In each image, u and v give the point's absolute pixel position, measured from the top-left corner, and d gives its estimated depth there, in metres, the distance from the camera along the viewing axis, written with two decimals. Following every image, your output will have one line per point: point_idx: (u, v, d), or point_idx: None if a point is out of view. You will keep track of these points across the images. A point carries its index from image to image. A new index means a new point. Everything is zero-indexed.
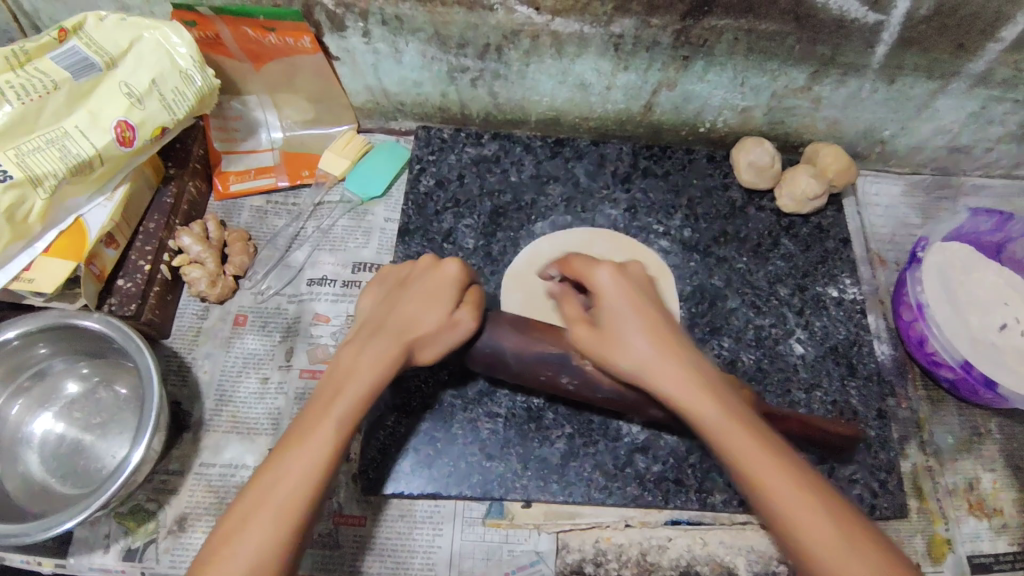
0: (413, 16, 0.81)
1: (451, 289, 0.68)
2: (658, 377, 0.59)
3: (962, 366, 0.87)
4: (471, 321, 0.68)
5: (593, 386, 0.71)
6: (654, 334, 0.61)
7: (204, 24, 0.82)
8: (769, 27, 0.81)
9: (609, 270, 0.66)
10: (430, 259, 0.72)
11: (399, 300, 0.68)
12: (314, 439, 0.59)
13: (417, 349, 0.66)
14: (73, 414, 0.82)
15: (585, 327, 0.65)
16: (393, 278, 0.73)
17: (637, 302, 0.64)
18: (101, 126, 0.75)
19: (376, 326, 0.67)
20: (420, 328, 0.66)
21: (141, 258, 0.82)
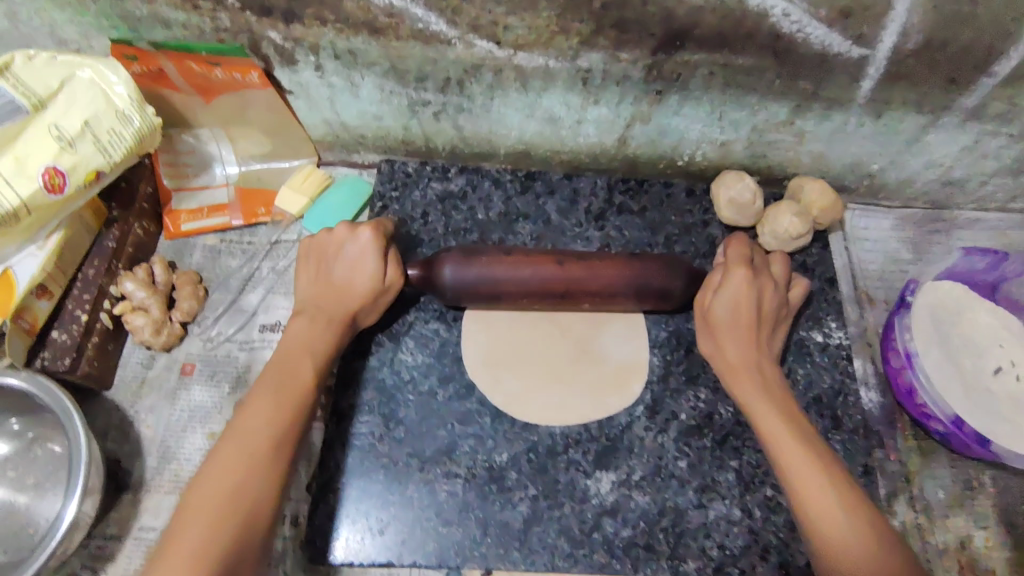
0: (367, 50, 0.76)
1: (377, 249, 0.74)
2: (753, 401, 0.71)
3: (954, 421, 0.82)
4: (396, 276, 0.75)
5: (576, 279, 0.74)
6: (746, 335, 0.73)
7: (146, 59, 0.76)
8: (746, 61, 0.76)
9: (747, 278, 0.74)
10: (345, 225, 0.76)
11: (326, 270, 0.75)
12: (251, 439, 0.60)
13: (357, 316, 0.74)
14: (8, 473, 0.77)
15: (705, 305, 0.77)
16: (314, 252, 0.76)
17: (750, 308, 0.74)
18: (27, 174, 0.70)
19: (315, 304, 0.73)
20: (358, 284, 0.73)
21: (78, 307, 0.78)
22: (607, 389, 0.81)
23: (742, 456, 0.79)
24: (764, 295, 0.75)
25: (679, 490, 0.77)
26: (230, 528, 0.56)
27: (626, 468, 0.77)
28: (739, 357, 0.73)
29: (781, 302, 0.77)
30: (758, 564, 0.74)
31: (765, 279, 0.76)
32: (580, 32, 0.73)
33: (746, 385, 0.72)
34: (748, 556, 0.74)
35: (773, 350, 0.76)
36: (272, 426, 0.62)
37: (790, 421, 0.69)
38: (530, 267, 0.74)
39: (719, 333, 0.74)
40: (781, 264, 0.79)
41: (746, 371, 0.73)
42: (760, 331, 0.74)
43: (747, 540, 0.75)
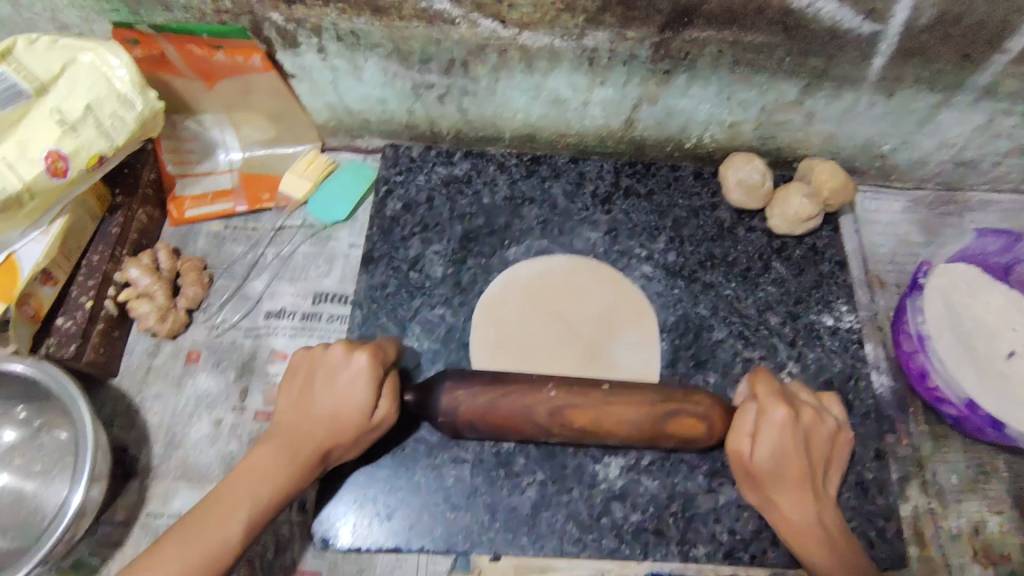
0: (369, 31, 0.75)
1: (371, 378, 0.65)
2: (796, 526, 0.66)
3: (967, 405, 0.81)
4: (388, 415, 0.67)
5: (565, 411, 0.66)
6: (799, 485, 0.66)
7: (147, 42, 0.76)
8: (755, 39, 0.75)
9: (789, 420, 0.66)
10: (341, 346, 0.66)
11: (313, 390, 0.66)
12: (239, 509, 0.61)
13: (332, 453, 0.66)
14: (14, 461, 0.77)
15: (740, 451, 0.67)
16: (304, 368, 0.68)
17: (800, 462, 0.66)
18: (29, 158, 0.70)
19: (291, 429, 0.65)
20: (345, 418, 0.64)
21: (83, 293, 0.77)
22: None
23: None
24: (809, 438, 0.67)
25: (688, 475, 0.76)
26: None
27: (636, 453, 0.76)
28: (773, 465, 0.66)
29: (829, 429, 0.69)
30: (769, 550, 0.73)
31: (810, 417, 0.68)
32: (586, 10, 0.72)
33: (782, 491, 0.66)
34: (759, 541, 0.74)
35: (827, 493, 0.68)
36: (205, 553, 0.59)
37: (812, 497, 0.67)
38: (512, 402, 0.67)
39: (769, 491, 0.67)
40: (829, 425, 0.69)
41: (790, 461, 0.66)
42: (811, 482, 0.67)
43: (758, 525, 0.74)
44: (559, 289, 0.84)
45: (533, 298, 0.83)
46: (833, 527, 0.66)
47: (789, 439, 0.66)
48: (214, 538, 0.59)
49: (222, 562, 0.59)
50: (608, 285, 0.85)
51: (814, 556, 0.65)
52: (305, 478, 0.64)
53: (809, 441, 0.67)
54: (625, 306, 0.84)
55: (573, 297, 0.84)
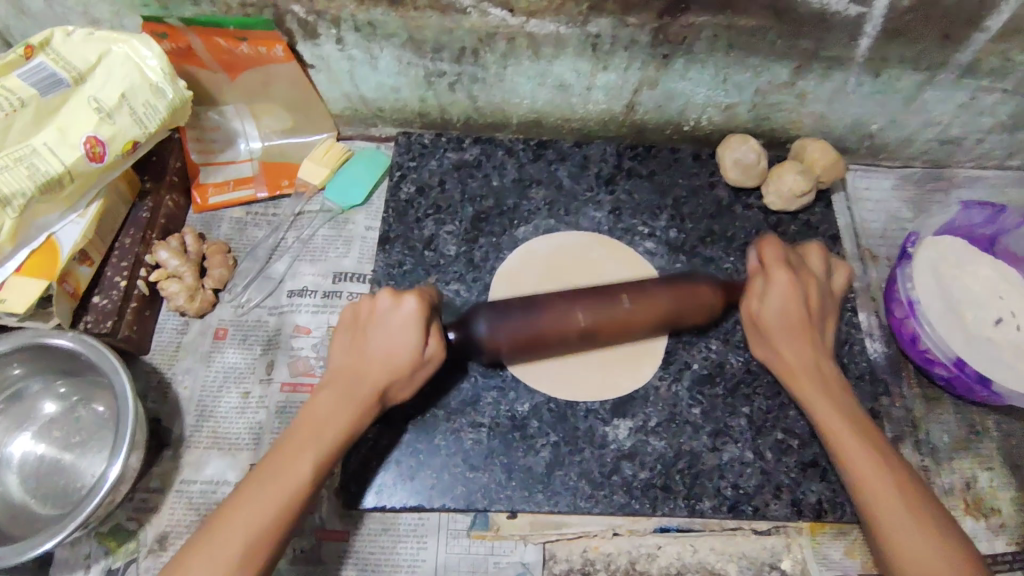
0: (385, 21, 0.80)
1: (420, 324, 0.69)
2: (800, 369, 0.75)
3: (955, 363, 0.85)
4: (439, 355, 0.71)
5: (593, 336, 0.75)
6: (798, 335, 0.75)
7: (175, 35, 0.81)
8: (748, 22, 0.79)
9: (790, 278, 0.75)
10: (388, 294, 0.71)
11: (368, 340, 0.70)
12: (282, 481, 0.63)
13: (388, 390, 0.70)
14: (53, 433, 0.81)
15: (751, 313, 0.78)
16: (356, 317, 0.72)
17: (801, 307, 0.75)
18: (69, 143, 0.75)
19: (344, 378, 0.69)
20: (398, 357, 0.69)
21: (117, 274, 0.82)
22: (620, 367, 0.82)
23: (754, 403, 0.82)
24: (789, 309, 0.75)
25: (693, 435, 0.80)
26: (285, 513, 0.61)
27: (643, 416, 0.81)
28: (795, 357, 0.75)
29: (825, 289, 0.78)
30: (772, 502, 0.78)
31: (807, 275, 0.77)
32: None
33: (800, 378, 0.75)
34: (762, 495, 0.78)
35: (825, 332, 0.77)
36: (270, 515, 0.61)
37: (827, 390, 0.73)
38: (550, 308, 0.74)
39: (772, 338, 0.76)
40: (819, 256, 0.80)
41: (803, 360, 0.75)
42: (812, 326, 0.76)
43: (760, 480, 0.79)
44: (575, 262, 0.89)
45: (550, 269, 0.88)
46: (858, 417, 0.70)
47: (786, 318, 0.75)
48: (265, 516, 0.60)
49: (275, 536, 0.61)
50: (623, 261, 0.90)
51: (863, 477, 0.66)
52: (360, 416, 0.68)
53: (819, 318, 0.76)
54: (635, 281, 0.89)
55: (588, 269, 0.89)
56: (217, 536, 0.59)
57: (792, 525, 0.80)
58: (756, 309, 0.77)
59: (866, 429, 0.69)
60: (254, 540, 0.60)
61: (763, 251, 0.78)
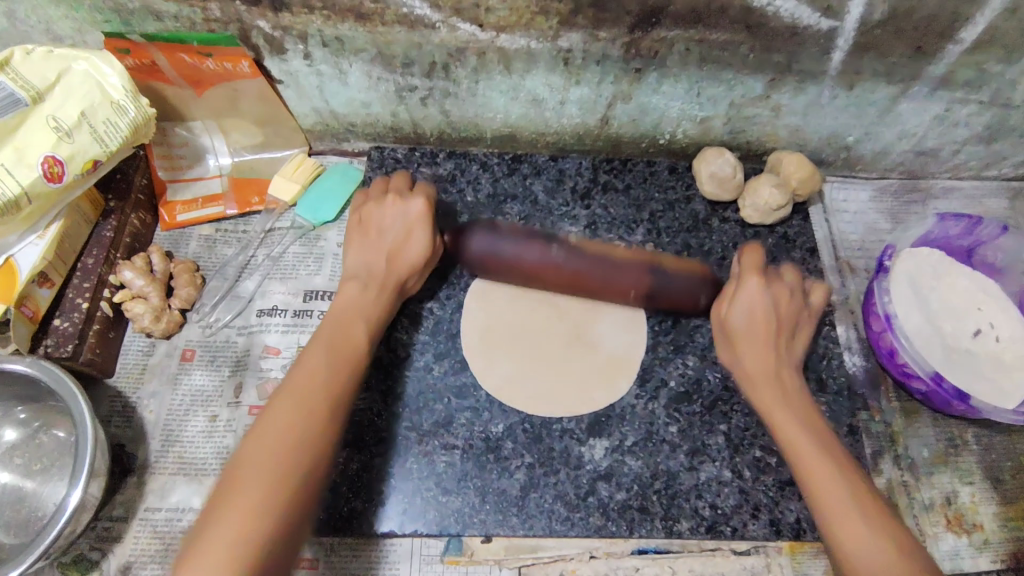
0: (354, 36, 0.79)
1: (425, 228, 0.77)
2: (760, 379, 0.73)
3: (933, 378, 0.84)
4: (433, 248, 0.79)
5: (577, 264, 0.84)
6: (778, 390, 0.71)
7: (138, 51, 0.79)
8: (720, 36, 0.79)
9: (760, 287, 0.77)
10: (392, 199, 0.78)
11: (375, 207, 0.78)
12: (336, 361, 0.67)
13: (402, 285, 0.77)
14: (14, 461, 0.79)
15: (720, 320, 0.79)
16: (361, 221, 0.78)
17: (767, 318, 0.75)
18: (27, 163, 0.72)
19: (365, 271, 0.76)
20: (404, 257, 0.76)
21: (78, 295, 0.79)
22: (594, 383, 0.81)
23: (731, 420, 0.81)
24: (757, 310, 0.76)
25: (670, 454, 0.79)
26: (335, 384, 0.65)
27: (619, 435, 0.79)
28: (757, 371, 0.74)
29: (801, 305, 0.78)
30: (750, 522, 0.76)
31: (779, 287, 0.78)
32: (560, 12, 0.76)
33: (758, 386, 0.73)
34: (740, 515, 0.77)
35: (793, 358, 0.76)
36: (321, 381, 0.64)
37: (780, 388, 0.72)
38: (531, 246, 0.85)
39: (736, 343, 0.76)
40: (797, 276, 0.80)
41: (767, 381, 0.73)
42: (777, 343, 0.75)
43: (738, 500, 0.77)
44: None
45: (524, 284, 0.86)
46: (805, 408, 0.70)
47: (760, 328, 0.75)
48: (313, 385, 0.64)
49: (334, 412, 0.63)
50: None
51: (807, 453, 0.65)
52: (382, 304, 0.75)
53: (794, 346, 0.77)
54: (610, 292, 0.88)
55: None
56: (277, 403, 0.62)
57: (771, 544, 0.78)
58: (728, 320, 0.77)
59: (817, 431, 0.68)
60: (314, 402, 0.63)
61: (747, 258, 0.80)
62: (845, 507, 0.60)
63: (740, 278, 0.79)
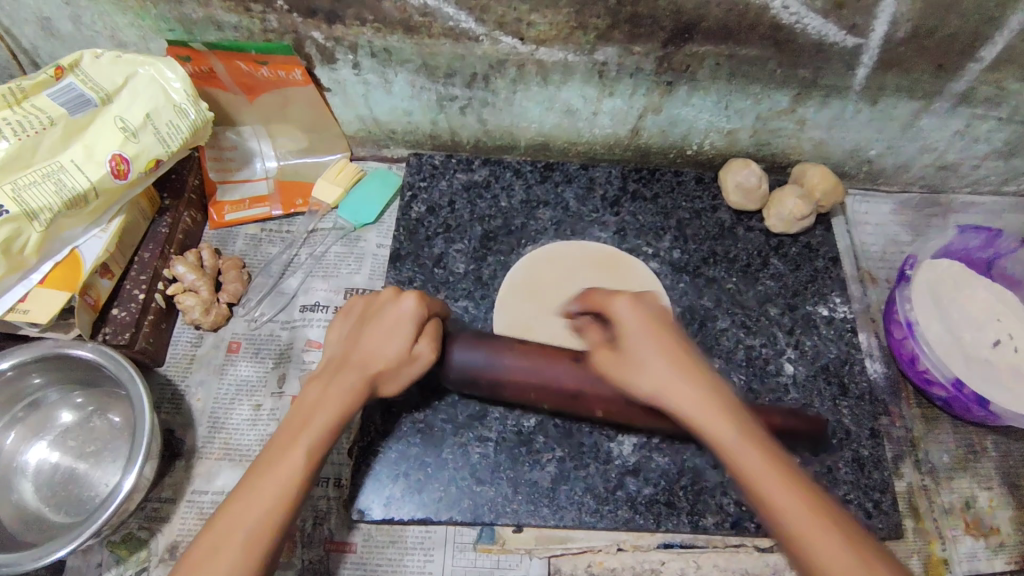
0: (401, 48, 0.83)
1: (415, 323, 0.69)
2: (635, 326, 0.60)
3: (953, 383, 0.87)
4: (430, 354, 0.70)
5: (580, 393, 0.72)
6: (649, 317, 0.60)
7: (198, 58, 0.84)
8: (749, 52, 0.83)
9: (632, 300, 0.61)
10: (390, 294, 0.71)
11: (363, 333, 0.69)
12: (278, 470, 0.59)
13: (379, 381, 0.68)
14: (68, 442, 0.83)
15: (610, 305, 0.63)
16: (355, 313, 0.72)
17: (672, 326, 0.60)
18: (96, 160, 0.77)
19: (339, 364, 0.68)
20: (387, 361, 0.67)
21: (136, 286, 0.84)
22: None
23: None
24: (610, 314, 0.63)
25: (697, 452, 0.81)
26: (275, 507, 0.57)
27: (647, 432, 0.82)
28: (637, 320, 0.60)
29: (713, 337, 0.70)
30: None
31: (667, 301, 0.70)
32: (597, 27, 0.80)
33: (646, 339, 0.58)
34: None
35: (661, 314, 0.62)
36: (264, 504, 0.57)
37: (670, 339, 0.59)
38: (525, 375, 0.73)
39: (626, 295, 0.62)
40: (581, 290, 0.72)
41: (641, 319, 0.60)
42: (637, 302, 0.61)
43: None
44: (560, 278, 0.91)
45: (533, 287, 0.90)
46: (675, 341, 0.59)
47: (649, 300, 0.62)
48: (270, 493, 0.58)
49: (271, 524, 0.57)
50: (596, 261, 0.93)
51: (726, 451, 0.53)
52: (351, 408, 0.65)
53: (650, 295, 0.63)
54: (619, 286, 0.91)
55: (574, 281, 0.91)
56: (216, 535, 0.56)
57: None
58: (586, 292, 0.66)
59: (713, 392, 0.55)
60: (254, 535, 0.56)
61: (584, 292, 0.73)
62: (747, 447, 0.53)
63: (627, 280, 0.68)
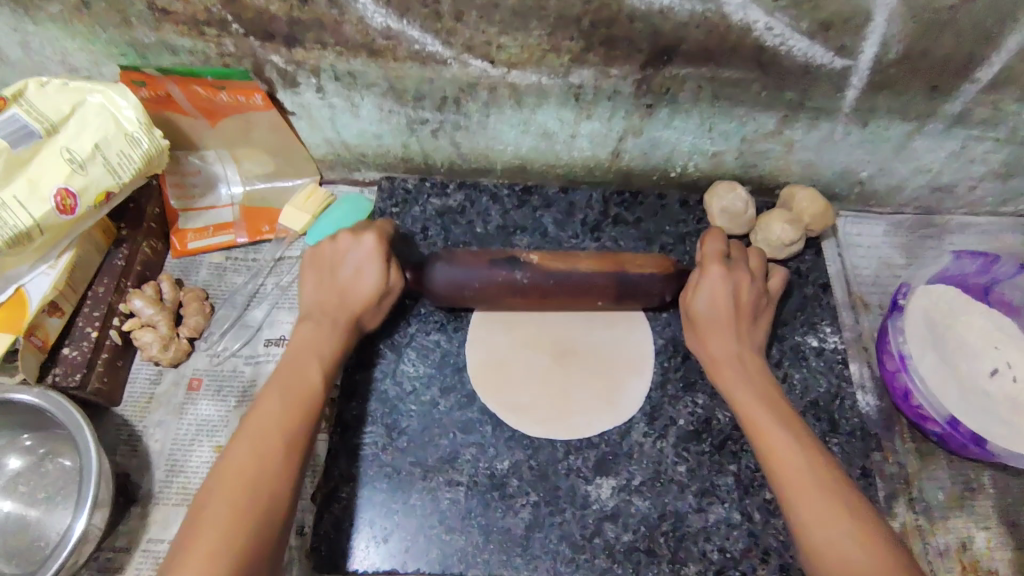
0: (366, 71, 0.79)
1: (378, 255, 0.76)
2: (723, 363, 0.75)
3: (948, 422, 0.83)
4: (399, 282, 0.78)
5: (545, 279, 0.76)
6: (725, 326, 0.76)
7: (152, 84, 0.79)
8: (732, 74, 0.79)
9: (723, 274, 0.77)
10: (347, 235, 0.78)
11: (334, 279, 0.76)
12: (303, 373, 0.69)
13: (360, 318, 0.77)
14: (18, 489, 0.79)
15: (686, 304, 0.79)
16: (318, 260, 0.77)
17: (728, 302, 0.76)
18: (40, 195, 0.73)
19: (319, 309, 0.75)
20: (364, 294, 0.75)
21: (89, 324, 0.80)
22: (599, 408, 0.81)
23: (741, 460, 0.80)
24: (741, 290, 0.77)
25: (679, 495, 0.78)
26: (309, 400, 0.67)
27: (626, 474, 0.78)
28: (723, 356, 0.75)
29: (758, 291, 0.79)
30: (759, 566, 0.75)
31: (741, 273, 0.78)
32: (571, 50, 0.76)
33: (718, 351, 0.76)
34: (749, 559, 0.75)
35: (753, 341, 0.77)
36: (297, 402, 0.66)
37: (742, 368, 0.75)
38: (493, 269, 0.77)
39: (702, 332, 0.77)
40: (757, 256, 0.82)
41: (733, 351, 0.75)
42: (738, 323, 0.76)
43: (747, 543, 0.76)
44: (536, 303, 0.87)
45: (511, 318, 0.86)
46: (756, 377, 0.74)
47: (718, 293, 0.76)
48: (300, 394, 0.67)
49: (250, 512, 0.57)
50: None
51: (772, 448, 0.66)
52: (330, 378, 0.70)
53: (766, 313, 0.80)
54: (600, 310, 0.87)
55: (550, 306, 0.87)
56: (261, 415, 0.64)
57: None
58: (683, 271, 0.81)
59: (787, 421, 0.68)
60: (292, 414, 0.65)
61: (706, 246, 0.80)
62: (783, 448, 0.65)
63: (731, 254, 0.79)
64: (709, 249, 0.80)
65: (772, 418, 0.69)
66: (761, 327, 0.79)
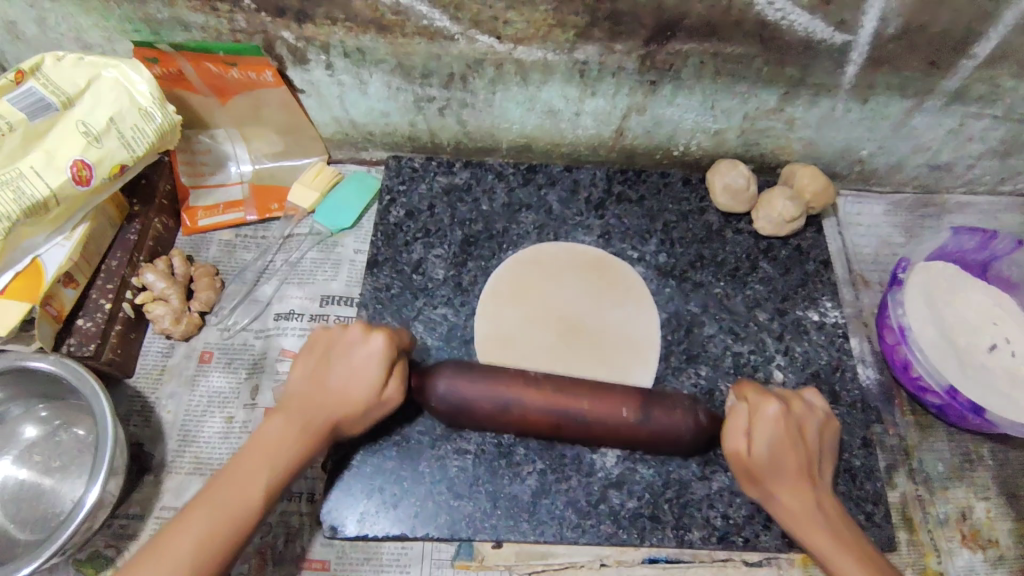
0: (375, 48, 0.81)
1: (384, 362, 0.68)
2: (800, 516, 0.67)
3: (948, 392, 0.83)
4: (397, 396, 0.70)
5: (571, 414, 0.69)
6: (795, 480, 0.68)
7: (165, 60, 0.81)
8: (734, 50, 0.80)
9: (780, 414, 0.68)
10: (358, 327, 0.70)
11: (328, 373, 0.68)
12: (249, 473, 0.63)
13: (341, 425, 0.69)
14: (33, 457, 0.80)
15: (737, 453, 0.69)
16: (320, 346, 0.71)
17: (793, 453, 0.68)
18: (56, 165, 0.75)
19: (300, 404, 0.68)
20: (354, 397, 0.68)
21: (102, 296, 0.81)
22: (603, 394, 0.82)
23: None
24: (805, 431, 0.70)
25: (682, 463, 0.79)
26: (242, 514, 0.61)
27: None
28: (809, 517, 0.67)
29: (826, 440, 0.72)
30: (761, 533, 0.76)
31: (801, 414, 0.70)
32: (576, 25, 0.77)
33: (779, 485, 0.68)
34: (752, 525, 0.77)
35: (824, 481, 0.70)
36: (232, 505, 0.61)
37: (820, 511, 0.67)
38: (517, 399, 0.69)
39: (767, 483, 0.68)
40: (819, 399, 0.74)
41: (795, 479, 0.68)
42: (807, 472, 0.68)
43: (750, 510, 0.77)
44: (546, 279, 0.89)
45: (519, 293, 0.88)
46: (833, 515, 0.67)
47: (782, 450, 0.68)
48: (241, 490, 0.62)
49: None
50: (585, 265, 0.91)
51: (826, 553, 0.65)
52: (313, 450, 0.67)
53: (824, 447, 0.71)
54: (610, 291, 0.89)
55: (559, 282, 0.89)
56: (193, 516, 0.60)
57: (784, 558, 0.78)
58: (728, 430, 0.71)
59: (833, 528, 0.66)
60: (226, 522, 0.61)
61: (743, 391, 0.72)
62: None
63: (790, 399, 0.72)
64: (768, 406, 0.69)
65: (833, 537, 0.65)
66: (824, 453, 0.71)
